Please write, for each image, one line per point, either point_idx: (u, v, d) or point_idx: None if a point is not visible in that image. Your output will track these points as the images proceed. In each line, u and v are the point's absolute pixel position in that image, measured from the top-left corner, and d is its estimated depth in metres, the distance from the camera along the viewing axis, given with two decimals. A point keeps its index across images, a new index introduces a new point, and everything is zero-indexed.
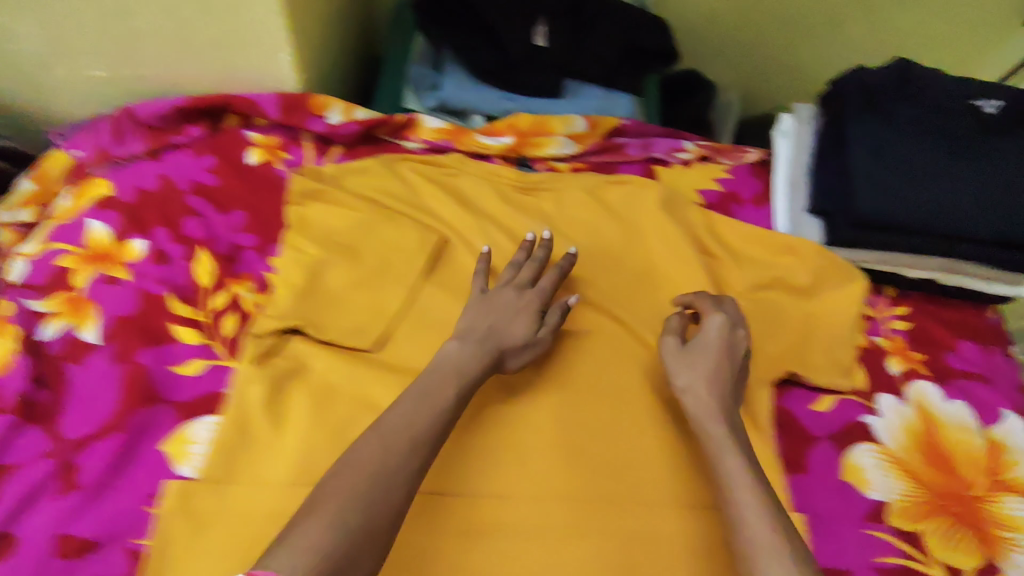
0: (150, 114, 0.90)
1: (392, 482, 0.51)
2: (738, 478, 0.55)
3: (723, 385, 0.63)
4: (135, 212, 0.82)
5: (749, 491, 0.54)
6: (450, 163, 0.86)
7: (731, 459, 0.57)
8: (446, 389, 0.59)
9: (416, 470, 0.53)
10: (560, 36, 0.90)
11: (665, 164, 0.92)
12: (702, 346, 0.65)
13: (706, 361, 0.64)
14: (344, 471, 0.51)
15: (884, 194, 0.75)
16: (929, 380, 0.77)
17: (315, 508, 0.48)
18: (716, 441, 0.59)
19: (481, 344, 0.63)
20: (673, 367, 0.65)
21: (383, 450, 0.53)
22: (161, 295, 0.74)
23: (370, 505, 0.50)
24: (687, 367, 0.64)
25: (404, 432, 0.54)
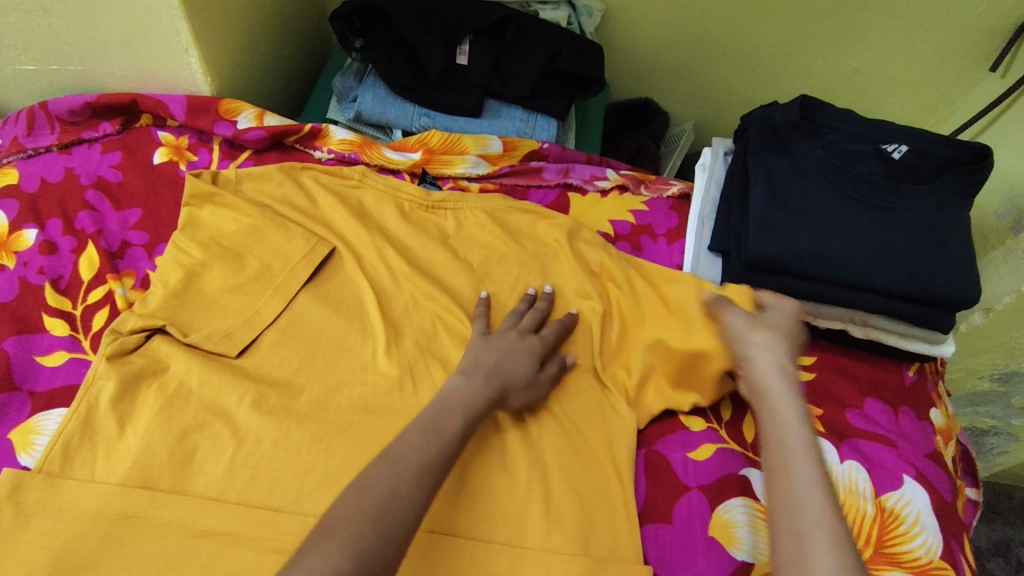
0: (61, 108, 0.83)
1: (401, 506, 0.50)
2: (796, 440, 0.56)
3: (788, 354, 0.64)
4: (35, 202, 0.78)
5: (806, 455, 0.55)
6: (354, 175, 0.84)
7: (789, 422, 0.57)
8: (453, 417, 0.59)
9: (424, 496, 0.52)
10: (482, 55, 0.91)
11: (581, 191, 0.91)
12: (777, 320, 0.67)
13: (783, 333, 0.66)
14: (341, 502, 0.50)
15: (774, 239, 0.73)
16: (823, 437, 0.74)
17: (328, 533, 0.47)
18: (775, 403, 0.59)
19: (494, 378, 0.65)
20: (746, 329, 0.66)
21: (393, 475, 0.52)
22: (40, 286, 0.72)
23: (384, 527, 0.49)
24: (750, 335, 0.65)
25: (386, 459, 0.53)
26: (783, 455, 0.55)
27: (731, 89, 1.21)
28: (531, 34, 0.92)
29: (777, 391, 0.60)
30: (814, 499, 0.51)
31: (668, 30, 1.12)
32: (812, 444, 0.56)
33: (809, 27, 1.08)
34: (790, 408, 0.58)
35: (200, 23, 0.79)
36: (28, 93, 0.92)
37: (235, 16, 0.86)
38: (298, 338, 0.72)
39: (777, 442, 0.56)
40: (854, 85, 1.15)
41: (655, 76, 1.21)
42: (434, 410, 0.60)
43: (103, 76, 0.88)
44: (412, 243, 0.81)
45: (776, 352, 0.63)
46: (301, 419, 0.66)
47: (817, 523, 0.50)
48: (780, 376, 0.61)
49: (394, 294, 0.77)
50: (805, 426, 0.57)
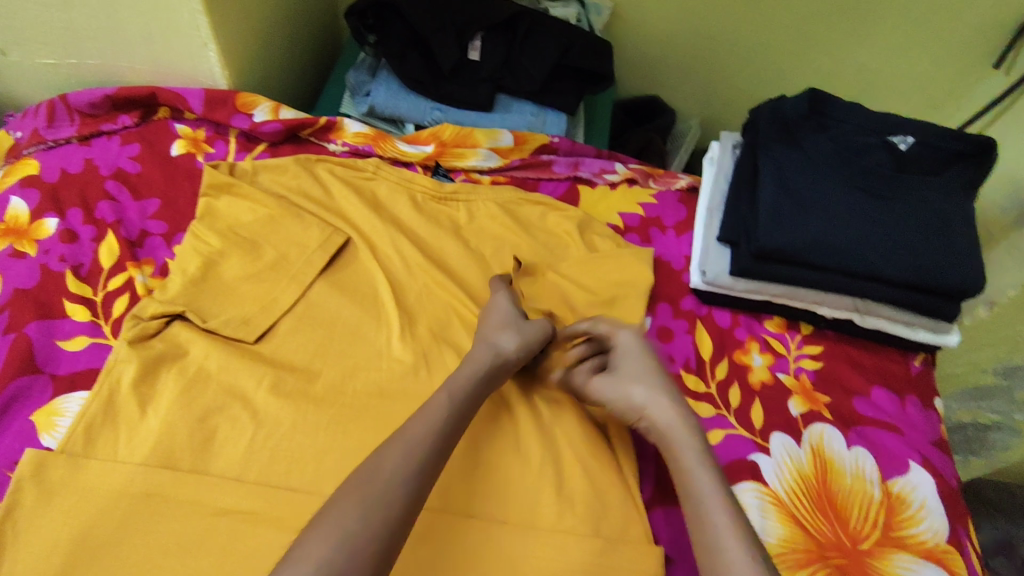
0: (82, 100, 0.85)
1: (390, 487, 0.53)
2: (705, 487, 0.59)
3: (668, 399, 0.66)
4: (55, 192, 0.80)
5: (720, 500, 0.58)
6: (368, 167, 0.86)
7: (694, 470, 0.60)
8: (438, 399, 0.61)
9: (413, 476, 0.55)
10: (493, 51, 0.93)
11: (591, 184, 0.92)
12: (634, 364, 0.69)
13: (647, 373, 0.68)
14: (369, 495, 0.52)
15: (782, 229, 0.74)
16: (829, 424, 0.75)
17: (326, 519, 0.51)
18: (679, 451, 0.62)
19: (487, 341, 0.68)
20: (621, 389, 0.68)
21: (404, 462, 0.55)
22: (61, 273, 0.74)
23: (374, 509, 0.52)
24: (631, 391, 0.67)
25: (401, 442, 0.57)
26: (697, 508, 0.58)
27: (737, 87, 1.22)
28: (541, 30, 0.94)
29: (679, 441, 0.63)
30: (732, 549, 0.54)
31: (675, 28, 1.14)
32: (716, 487, 0.59)
33: (813, 26, 1.10)
34: (694, 452, 0.62)
35: (220, 18, 0.81)
36: (48, 87, 0.93)
37: (253, 12, 0.88)
38: (315, 325, 0.73)
39: (690, 494, 0.59)
40: (858, 83, 1.17)
41: (662, 74, 1.22)
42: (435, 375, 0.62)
43: (122, 70, 0.89)
44: (424, 234, 0.82)
45: (662, 399, 0.66)
46: (319, 402, 0.68)
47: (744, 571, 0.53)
48: (673, 420, 0.64)
49: (407, 282, 0.78)
50: (705, 472, 0.60)
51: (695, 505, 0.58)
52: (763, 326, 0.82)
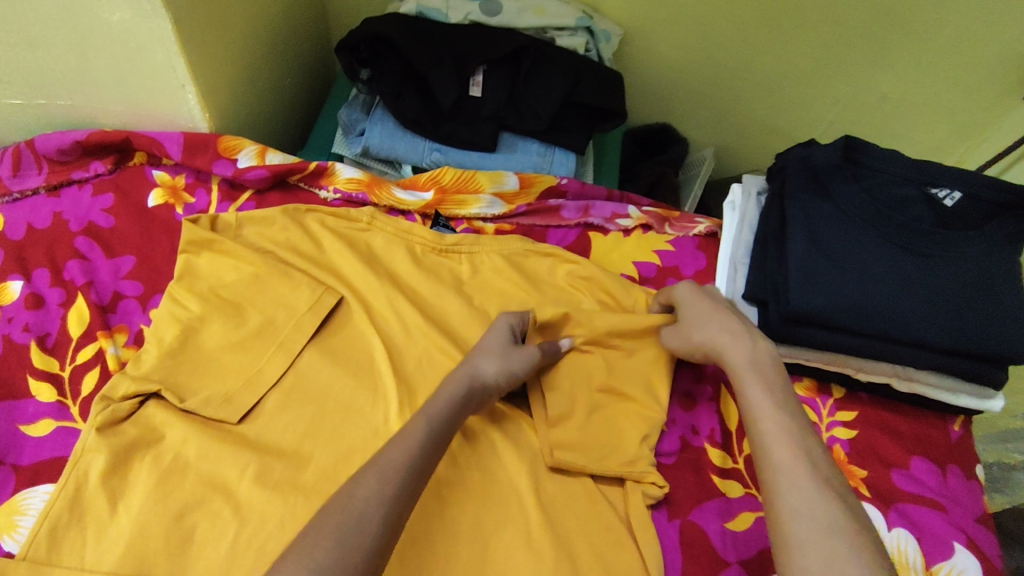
0: (48, 146, 0.77)
1: (365, 512, 0.48)
2: (761, 401, 0.59)
3: (732, 325, 0.65)
4: (21, 250, 0.73)
5: (774, 417, 0.57)
6: (363, 218, 0.79)
7: (750, 390, 0.60)
8: (416, 426, 0.56)
9: (388, 499, 0.49)
10: (496, 86, 0.86)
11: (603, 231, 0.85)
12: (700, 301, 0.69)
13: (708, 309, 0.68)
14: (344, 527, 0.47)
15: (817, 291, 0.68)
16: (868, 502, 0.69)
17: (291, 552, 0.45)
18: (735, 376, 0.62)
19: (470, 363, 0.63)
20: (687, 329, 0.68)
21: (380, 489, 0.50)
22: (25, 344, 0.67)
23: (347, 535, 0.46)
24: (693, 325, 0.68)
25: (377, 465, 0.52)
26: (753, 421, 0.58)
27: (752, 115, 1.16)
28: (548, 63, 0.87)
29: (733, 365, 0.63)
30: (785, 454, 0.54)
31: (688, 54, 1.07)
32: (773, 402, 0.58)
33: (834, 51, 1.03)
34: (751, 376, 0.61)
35: (198, 57, 0.74)
36: (16, 128, 0.86)
37: (237, 47, 0.82)
38: (305, 399, 0.67)
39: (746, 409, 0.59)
40: (882, 112, 1.10)
41: (673, 103, 1.16)
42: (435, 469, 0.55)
43: (95, 112, 0.82)
44: (424, 292, 0.76)
45: (724, 329, 0.65)
46: (309, 493, 0.61)
47: (790, 476, 0.52)
48: (729, 346, 0.64)
49: (406, 348, 0.72)
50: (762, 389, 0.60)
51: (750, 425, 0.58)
52: (792, 390, 0.76)
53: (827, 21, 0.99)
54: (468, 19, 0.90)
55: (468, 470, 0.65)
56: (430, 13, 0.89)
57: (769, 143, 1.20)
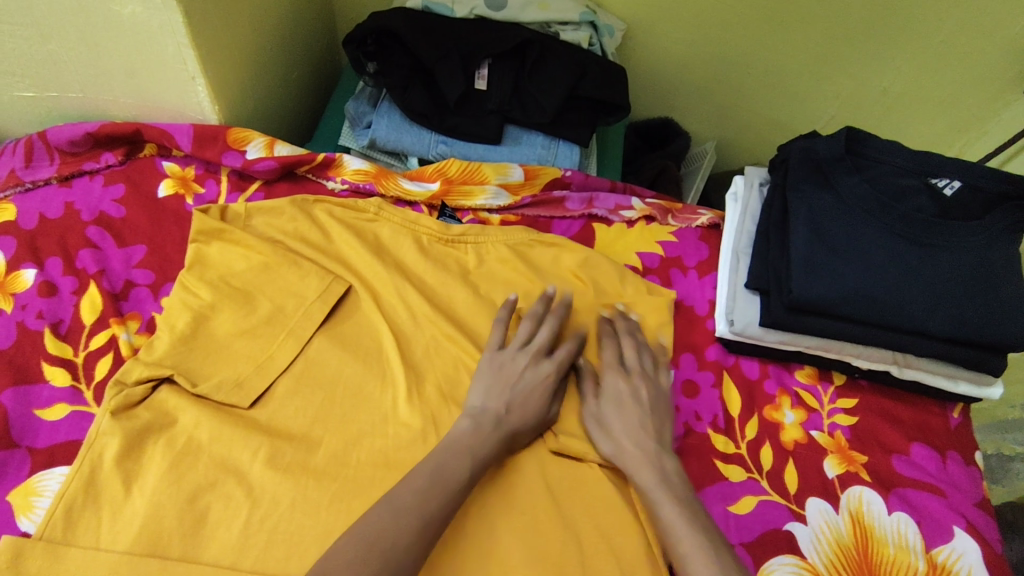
0: (60, 137, 0.78)
1: (397, 554, 0.51)
2: (679, 525, 0.58)
3: (646, 437, 0.65)
4: (33, 239, 0.74)
5: (694, 540, 0.57)
6: (370, 208, 0.80)
7: (665, 509, 0.60)
8: (461, 472, 0.58)
9: (415, 540, 0.52)
10: (501, 80, 0.88)
11: (607, 222, 0.87)
12: (615, 403, 0.68)
13: (624, 414, 0.67)
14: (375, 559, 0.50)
15: (819, 280, 0.69)
16: (868, 487, 0.70)
17: None
18: (647, 493, 0.61)
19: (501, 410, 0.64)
20: (599, 435, 0.66)
21: (399, 517, 0.53)
22: (39, 331, 0.68)
23: None
24: (609, 436, 0.66)
25: (399, 501, 0.54)
26: (674, 545, 0.57)
27: (755, 109, 1.17)
28: (553, 57, 0.88)
29: (646, 484, 0.62)
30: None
31: (690, 49, 1.09)
32: (690, 521, 0.58)
33: (836, 47, 1.05)
34: (664, 494, 0.61)
35: (209, 50, 0.75)
36: (27, 120, 0.88)
37: (246, 41, 0.83)
38: (315, 384, 0.68)
39: (665, 530, 0.59)
40: (883, 106, 1.12)
41: (675, 97, 1.17)
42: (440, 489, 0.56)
43: (105, 104, 0.83)
44: (432, 281, 0.77)
45: (635, 442, 0.64)
46: (320, 476, 0.62)
47: None
48: (641, 461, 0.63)
49: (414, 336, 0.73)
50: (677, 507, 0.60)
51: (672, 549, 0.57)
52: (794, 377, 0.78)
53: (829, 18, 1.01)
54: (474, 13, 0.92)
55: None
56: (436, 7, 0.91)
57: (770, 138, 1.21)
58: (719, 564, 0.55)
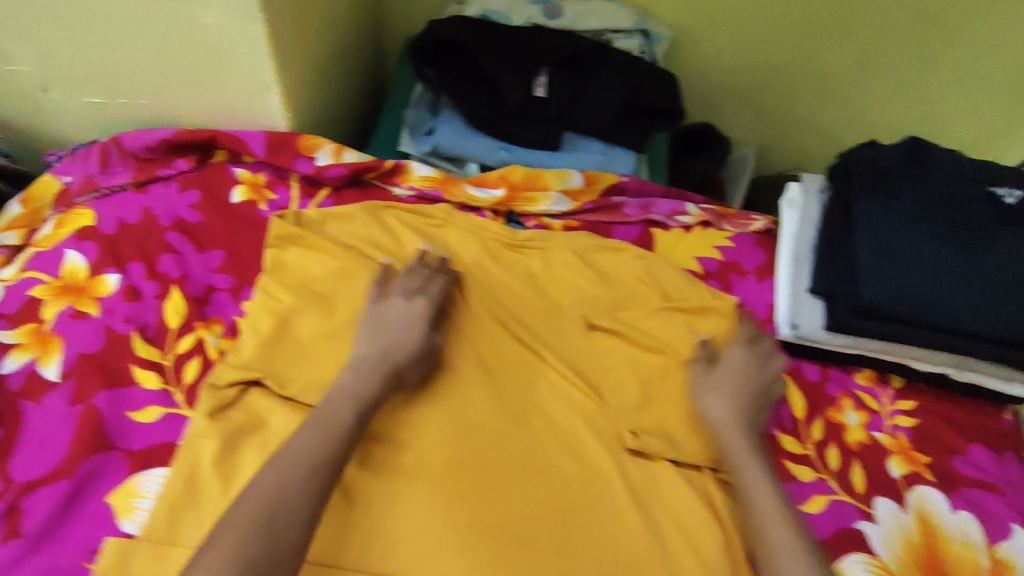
0: (137, 144, 0.80)
1: (289, 510, 0.53)
2: (760, 487, 0.61)
3: (745, 406, 0.68)
4: (113, 244, 0.75)
5: (772, 502, 0.60)
6: (438, 215, 0.82)
7: (751, 469, 0.63)
8: (344, 412, 0.60)
9: (310, 495, 0.54)
10: (560, 87, 0.89)
11: (665, 227, 0.89)
12: (731, 370, 0.71)
13: (732, 381, 0.70)
14: (270, 515, 0.52)
15: (886, 285, 0.71)
16: (932, 486, 0.73)
17: (214, 543, 0.50)
18: (733, 455, 0.65)
19: (382, 351, 0.66)
20: (700, 393, 0.70)
21: (286, 475, 0.54)
22: (126, 335, 0.69)
23: (275, 538, 0.51)
24: (711, 394, 0.69)
25: (288, 457, 0.55)
26: (750, 505, 0.61)
27: (794, 114, 1.19)
28: (611, 65, 0.90)
29: (736, 446, 0.65)
30: (780, 537, 0.58)
31: (733, 56, 1.11)
32: (772, 486, 0.62)
33: (875, 55, 1.07)
34: (751, 458, 0.64)
35: (285, 60, 0.77)
36: (94, 126, 0.89)
37: (313, 50, 0.85)
38: None
39: (746, 489, 0.62)
40: (921, 113, 1.14)
41: (717, 103, 1.19)
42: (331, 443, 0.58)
43: (174, 111, 0.85)
44: (502, 285, 0.78)
45: (734, 408, 0.68)
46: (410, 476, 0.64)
47: (789, 562, 0.56)
48: (738, 425, 0.67)
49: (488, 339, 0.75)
50: (762, 471, 0.63)
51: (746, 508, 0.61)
52: (853, 380, 0.80)
53: (869, 26, 1.04)
54: (530, 21, 0.93)
55: (557, 455, 0.67)
56: (495, 15, 0.93)
57: (809, 143, 1.23)
58: (793, 527, 0.58)
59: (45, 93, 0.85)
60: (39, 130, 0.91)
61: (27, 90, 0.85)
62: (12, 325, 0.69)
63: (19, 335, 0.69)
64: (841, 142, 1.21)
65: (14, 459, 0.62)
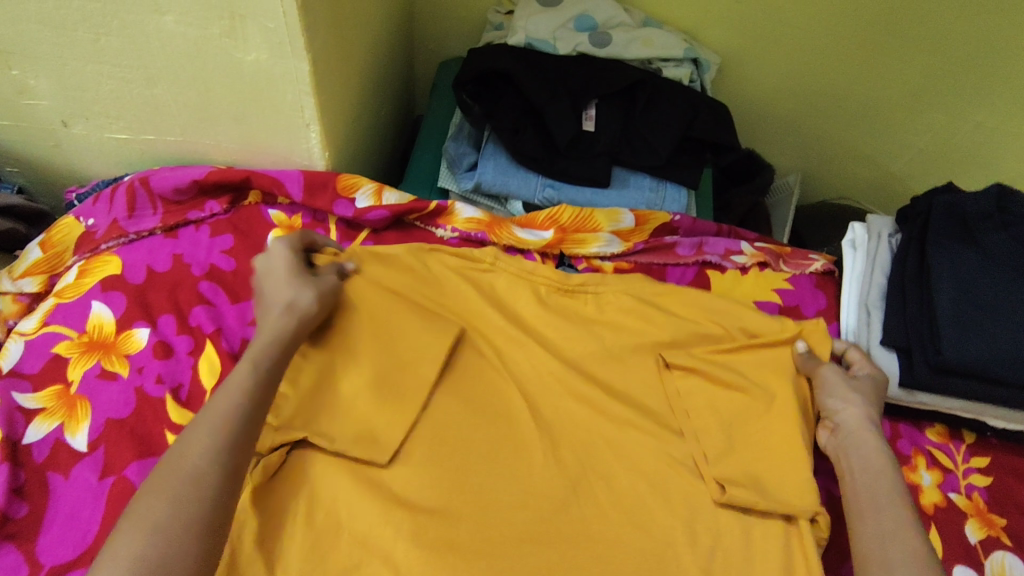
0: (167, 186, 0.75)
1: (201, 473, 0.50)
2: (882, 490, 0.61)
3: (878, 416, 0.67)
4: (143, 295, 0.70)
5: (899, 508, 0.59)
6: (486, 258, 0.77)
7: (881, 471, 0.62)
8: (242, 364, 0.58)
9: (221, 452, 0.52)
10: (610, 121, 0.85)
11: (721, 269, 0.84)
12: (865, 380, 0.70)
13: (869, 390, 0.69)
14: (179, 482, 0.49)
15: (971, 343, 0.67)
16: (1012, 552, 0.68)
17: (132, 514, 0.48)
18: (860, 455, 0.64)
19: (271, 303, 0.64)
20: (833, 390, 0.69)
21: (205, 440, 0.52)
22: (160, 398, 0.64)
23: (189, 498, 0.49)
24: (846, 395, 0.68)
25: (206, 422, 0.53)
26: (871, 503, 0.60)
27: (840, 140, 1.14)
28: (663, 99, 0.87)
29: (867, 449, 0.64)
30: (900, 539, 0.57)
31: (778, 81, 1.07)
32: (899, 491, 0.61)
33: (928, 80, 1.02)
34: (883, 464, 0.63)
35: (325, 98, 0.73)
36: (120, 162, 0.84)
37: (350, 83, 0.81)
38: (447, 449, 0.65)
39: (870, 488, 0.61)
40: (976, 140, 1.08)
41: (760, 129, 1.15)
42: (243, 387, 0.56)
43: (205, 148, 0.80)
44: (553, 334, 0.74)
45: (869, 413, 0.67)
46: (465, 555, 0.59)
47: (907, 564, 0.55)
48: (870, 429, 0.66)
49: (542, 396, 0.71)
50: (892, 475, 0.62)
51: (858, 509, 0.61)
52: (924, 436, 0.76)
53: (923, 51, 0.99)
54: (576, 51, 0.89)
55: (620, 526, 0.63)
56: (540, 44, 0.88)
57: (855, 171, 1.18)
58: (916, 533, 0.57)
59: (68, 130, 0.80)
60: (61, 167, 0.87)
61: (48, 127, 0.80)
62: (36, 386, 0.64)
63: (45, 398, 0.64)
64: (887, 169, 1.16)
65: (41, 538, 0.57)
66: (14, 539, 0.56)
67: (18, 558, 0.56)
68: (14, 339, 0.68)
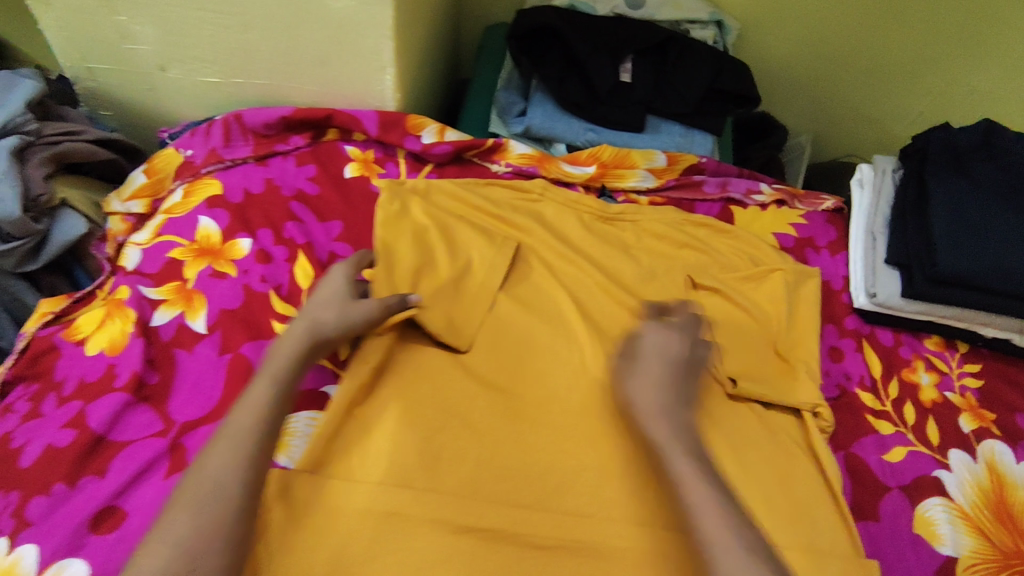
0: (259, 121, 0.86)
1: (228, 482, 0.49)
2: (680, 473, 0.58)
3: (655, 393, 0.65)
4: (242, 212, 0.81)
5: (697, 485, 0.56)
6: (536, 190, 0.88)
7: (669, 456, 0.60)
8: (262, 382, 0.57)
9: (242, 463, 0.51)
10: (644, 75, 0.96)
11: (742, 206, 0.95)
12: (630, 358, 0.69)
13: (650, 371, 0.67)
14: (204, 493, 0.48)
15: (962, 255, 0.77)
16: (1000, 441, 0.78)
17: (160, 526, 0.47)
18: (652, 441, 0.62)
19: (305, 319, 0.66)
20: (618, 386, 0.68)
21: (227, 451, 0.51)
22: (265, 293, 0.74)
23: (206, 512, 0.47)
24: (631, 386, 0.66)
25: (228, 433, 0.53)
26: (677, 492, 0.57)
27: (848, 104, 1.25)
28: (691, 54, 0.97)
29: (657, 432, 0.62)
30: (708, 522, 0.54)
31: (790, 48, 1.18)
32: (693, 472, 0.58)
33: (928, 46, 1.13)
34: (674, 447, 0.60)
35: (400, 44, 0.84)
36: (207, 106, 0.95)
37: (414, 35, 0.91)
38: (511, 341, 0.75)
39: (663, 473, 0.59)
40: (969, 101, 1.18)
41: (774, 95, 1.26)
42: (263, 406, 0.55)
43: (286, 91, 0.91)
44: (597, 252, 0.84)
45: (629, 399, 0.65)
46: (531, 422, 0.69)
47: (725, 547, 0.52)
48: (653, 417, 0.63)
49: (589, 300, 0.80)
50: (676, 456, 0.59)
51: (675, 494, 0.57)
52: (923, 345, 0.86)
53: (923, 20, 1.10)
54: (614, 12, 1.00)
55: None
56: (581, 6, 1.00)
57: (862, 134, 1.29)
58: (720, 510, 0.54)
59: (162, 73, 0.90)
60: (153, 111, 0.97)
61: (146, 71, 0.91)
62: (156, 283, 0.75)
63: (165, 291, 0.74)
64: (891, 131, 1.27)
65: (171, 400, 0.67)
66: (149, 400, 0.67)
67: (154, 415, 0.66)
68: (132, 247, 0.79)
